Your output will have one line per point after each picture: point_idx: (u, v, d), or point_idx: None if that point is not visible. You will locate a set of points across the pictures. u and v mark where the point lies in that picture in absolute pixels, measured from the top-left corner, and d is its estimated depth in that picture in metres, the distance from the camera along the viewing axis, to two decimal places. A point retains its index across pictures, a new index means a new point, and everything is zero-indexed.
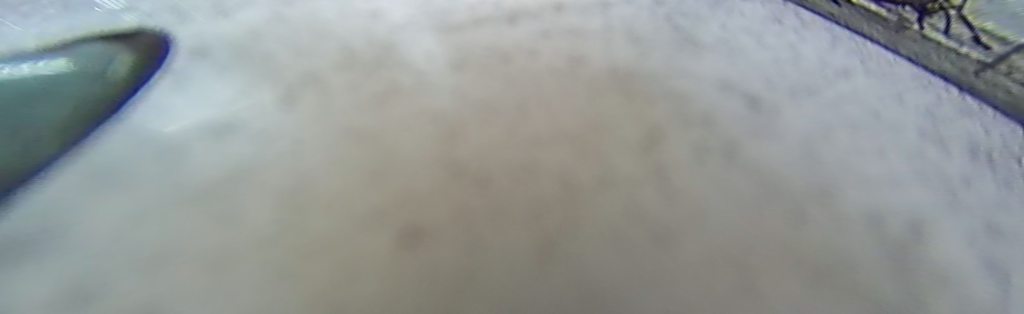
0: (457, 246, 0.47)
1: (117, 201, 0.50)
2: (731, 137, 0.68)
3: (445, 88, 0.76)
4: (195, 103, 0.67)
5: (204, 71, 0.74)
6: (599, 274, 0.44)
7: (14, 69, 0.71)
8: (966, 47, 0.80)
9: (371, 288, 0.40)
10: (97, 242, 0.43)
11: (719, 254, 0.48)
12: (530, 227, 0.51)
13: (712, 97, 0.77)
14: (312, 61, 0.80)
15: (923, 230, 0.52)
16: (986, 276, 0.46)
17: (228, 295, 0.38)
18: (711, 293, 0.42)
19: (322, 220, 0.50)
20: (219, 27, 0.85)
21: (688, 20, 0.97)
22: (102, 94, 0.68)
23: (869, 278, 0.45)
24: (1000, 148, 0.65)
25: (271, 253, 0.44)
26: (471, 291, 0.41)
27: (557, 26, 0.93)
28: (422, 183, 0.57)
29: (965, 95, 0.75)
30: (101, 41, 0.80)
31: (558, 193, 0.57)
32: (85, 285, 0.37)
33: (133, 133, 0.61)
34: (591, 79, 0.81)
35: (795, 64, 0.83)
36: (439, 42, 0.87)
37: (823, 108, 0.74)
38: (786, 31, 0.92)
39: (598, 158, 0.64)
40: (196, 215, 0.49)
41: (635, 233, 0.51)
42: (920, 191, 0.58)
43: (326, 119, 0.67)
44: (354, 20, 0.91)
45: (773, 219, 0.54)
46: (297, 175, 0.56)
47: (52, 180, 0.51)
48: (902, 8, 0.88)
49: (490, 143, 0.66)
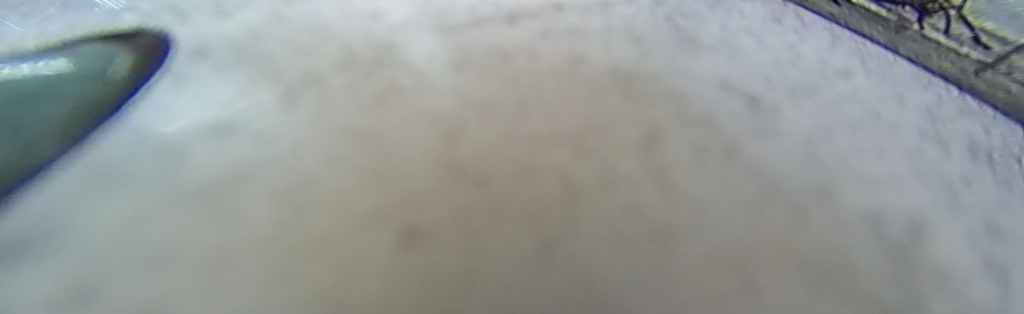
0: (457, 245, 0.47)
1: (116, 201, 0.50)
2: (731, 137, 0.68)
3: (445, 88, 0.76)
4: (195, 103, 0.67)
5: (204, 70, 0.74)
6: (599, 273, 0.44)
7: (15, 69, 0.71)
8: (966, 47, 0.80)
9: (370, 288, 0.40)
10: (96, 242, 0.43)
11: (719, 254, 0.48)
12: (530, 227, 0.51)
13: (712, 97, 0.77)
14: (312, 61, 0.80)
15: (924, 231, 0.52)
16: (986, 276, 0.46)
17: (227, 295, 0.38)
18: (712, 292, 0.42)
19: (322, 220, 0.50)
20: (219, 27, 0.85)
21: (688, 20, 0.97)
22: (101, 94, 0.68)
23: (869, 277, 0.45)
24: (1001, 148, 0.65)
25: (271, 253, 0.44)
26: (471, 290, 0.41)
27: (557, 26, 0.93)
28: (423, 183, 0.57)
29: (966, 95, 0.75)
30: (100, 41, 0.79)
31: (558, 193, 0.57)
32: (84, 285, 0.37)
33: (133, 133, 0.61)
34: (591, 79, 0.81)
35: (794, 64, 0.83)
36: (439, 42, 0.87)
37: (824, 108, 0.74)
38: (785, 31, 0.92)
39: (598, 158, 0.65)
40: (196, 216, 0.49)
41: (635, 233, 0.51)
42: (920, 191, 0.58)
43: (326, 119, 0.67)
44: (354, 20, 0.91)
45: (774, 220, 0.54)
46: (297, 175, 0.56)
47: (49, 181, 0.51)
48: (902, 8, 0.88)
49: (490, 143, 0.66)
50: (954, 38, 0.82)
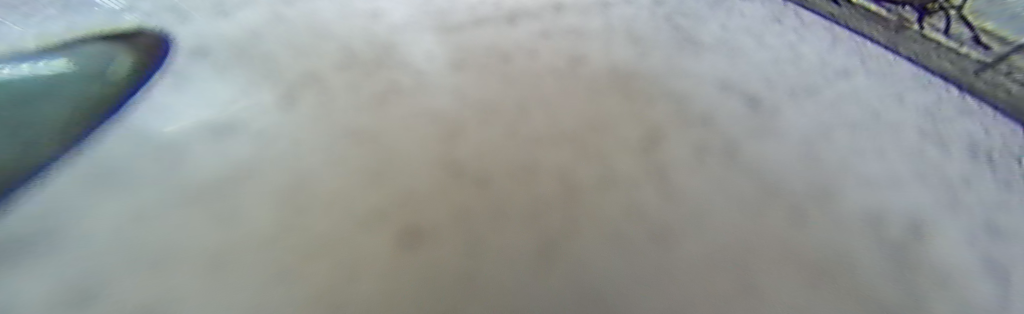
0: (457, 246, 0.47)
1: (117, 201, 0.50)
2: (730, 137, 0.68)
3: (445, 88, 0.76)
4: (194, 103, 0.67)
5: (204, 71, 0.74)
6: (599, 273, 0.44)
7: (15, 69, 0.71)
8: (966, 47, 0.80)
9: (371, 287, 0.40)
10: (99, 242, 0.43)
11: (718, 255, 0.48)
12: (530, 227, 0.51)
13: (712, 97, 0.77)
14: (311, 61, 0.80)
15: (924, 231, 0.52)
16: (986, 276, 0.46)
17: (228, 294, 0.38)
18: (712, 292, 0.42)
19: (322, 220, 0.50)
20: (219, 27, 0.85)
21: (688, 20, 0.97)
22: (101, 93, 0.68)
23: (869, 277, 0.45)
24: (1001, 148, 0.65)
25: (273, 253, 0.44)
26: (471, 290, 0.41)
27: (557, 27, 0.93)
28: (423, 183, 0.57)
29: (966, 95, 0.75)
30: (100, 41, 0.79)
31: (558, 193, 0.57)
32: (84, 285, 0.37)
33: (134, 134, 0.61)
34: (590, 79, 0.82)
35: (795, 64, 0.83)
36: (439, 41, 0.87)
37: (824, 109, 0.74)
38: (786, 31, 0.92)
39: (598, 158, 0.65)
40: (196, 215, 0.49)
41: (635, 233, 0.51)
42: (919, 190, 0.58)
43: (326, 119, 0.67)
44: (354, 20, 0.91)
45: (773, 219, 0.54)
46: (298, 175, 0.56)
47: (50, 181, 0.51)
48: (902, 8, 0.88)
49: (490, 143, 0.66)
50: (954, 38, 0.82)
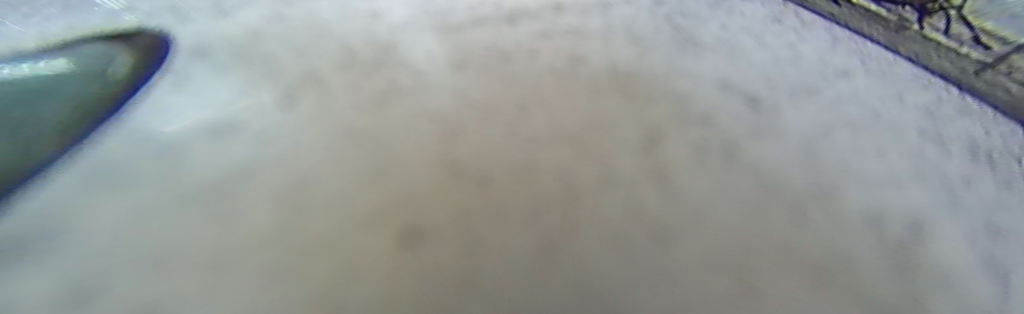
0: (457, 246, 0.47)
1: (117, 201, 0.50)
2: (730, 137, 0.68)
3: (445, 88, 0.76)
4: (195, 103, 0.67)
5: (204, 71, 0.74)
6: (599, 274, 0.44)
7: (14, 68, 0.71)
8: (966, 47, 0.80)
9: (371, 287, 0.40)
10: (99, 242, 0.43)
11: (718, 255, 0.48)
12: (530, 227, 0.51)
13: (712, 97, 0.77)
14: (311, 61, 0.80)
15: (925, 232, 0.52)
16: (986, 276, 0.46)
17: (227, 294, 0.38)
18: (711, 292, 0.42)
19: (322, 221, 0.50)
20: (219, 27, 0.85)
21: (688, 20, 0.97)
22: (100, 93, 0.68)
23: (869, 277, 0.45)
24: (1001, 148, 0.65)
25: (272, 254, 0.44)
26: (471, 290, 0.41)
27: (557, 26, 0.93)
28: (423, 184, 0.57)
29: (966, 95, 0.75)
30: (100, 41, 0.79)
31: (558, 192, 0.58)
32: (85, 285, 0.37)
33: (134, 134, 0.61)
34: (590, 79, 0.82)
35: (795, 64, 0.83)
36: (439, 42, 0.87)
37: (824, 109, 0.74)
38: (786, 31, 0.92)
39: (597, 158, 0.65)
40: (197, 216, 0.49)
41: (635, 233, 0.51)
42: (919, 191, 0.58)
43: (325, 119, 0.67)
44: (355, 20, 0.91)
45: (773, 219, 0.54)
46: (298, 176, 0.56)
47: (50, 180, 0.51)
48: (902, 8, 0.89)
49: (490, 143, 0.66)
50: (954, 38, 0.83)
